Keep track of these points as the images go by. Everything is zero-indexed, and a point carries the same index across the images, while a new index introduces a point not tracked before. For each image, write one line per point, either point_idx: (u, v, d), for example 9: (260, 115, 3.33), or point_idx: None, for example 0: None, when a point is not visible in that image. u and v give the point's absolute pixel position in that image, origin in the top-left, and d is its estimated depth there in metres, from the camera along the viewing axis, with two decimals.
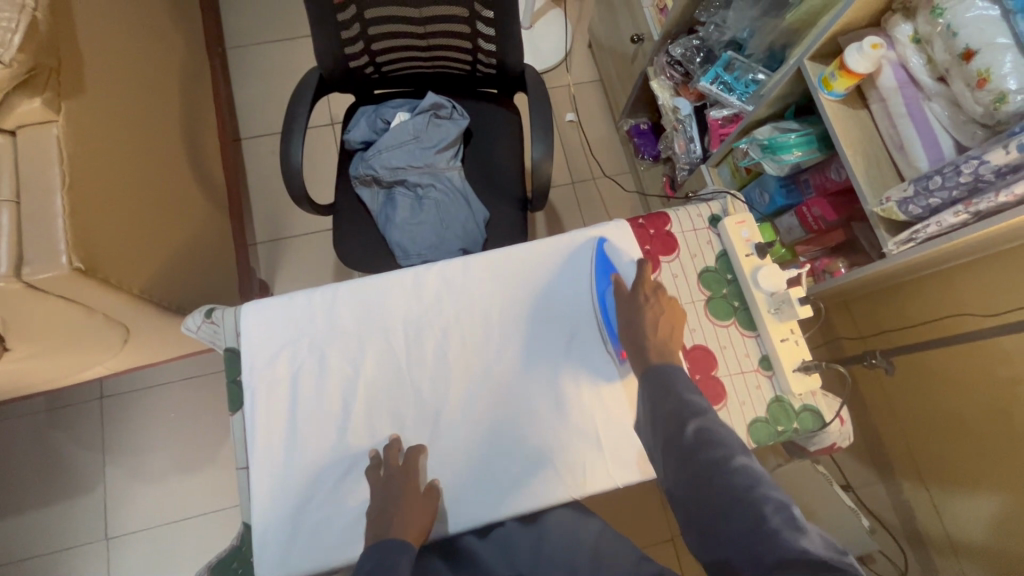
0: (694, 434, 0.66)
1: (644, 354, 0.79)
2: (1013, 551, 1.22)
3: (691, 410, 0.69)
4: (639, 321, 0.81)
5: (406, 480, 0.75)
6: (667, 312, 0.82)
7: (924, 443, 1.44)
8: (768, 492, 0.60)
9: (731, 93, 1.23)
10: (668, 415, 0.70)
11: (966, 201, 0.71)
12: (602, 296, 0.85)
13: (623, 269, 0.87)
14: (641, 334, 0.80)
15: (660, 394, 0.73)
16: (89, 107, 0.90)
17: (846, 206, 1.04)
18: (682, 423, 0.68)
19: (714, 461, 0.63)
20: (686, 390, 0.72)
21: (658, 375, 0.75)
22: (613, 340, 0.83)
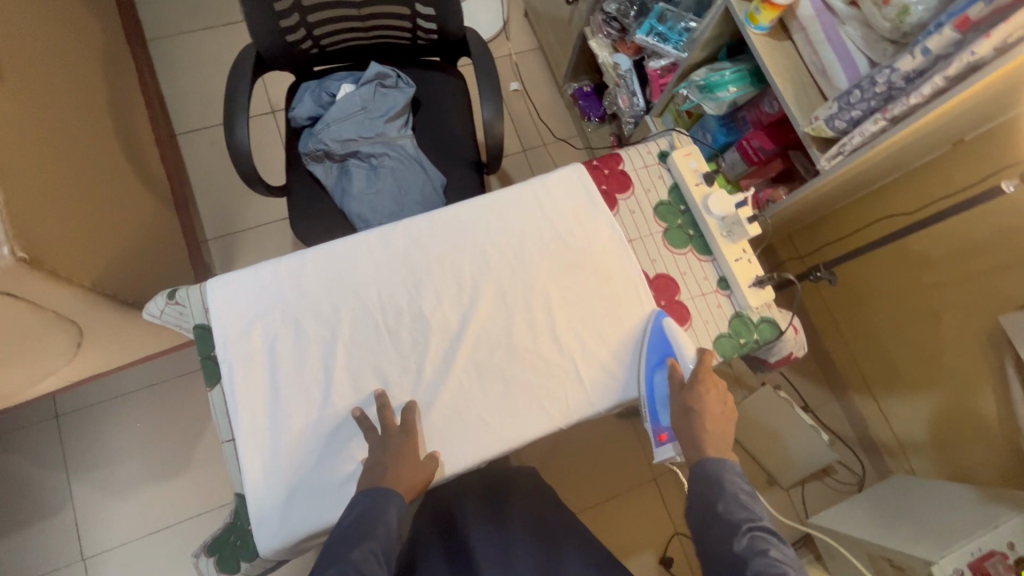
0: (744, 545, 0.69)
1: (698, 446, 0.78)
2: (953, 441, 1.37)
3: (742, 516, 0.72)
4: (697, 409, 0.79)
5: (403, 439, 0.76)
6: (724, 401, 0.80)
7: (869, 356, 1.56)
8: None
9: (666, 43, 1.29)
10: (718, 519, 0.72)
11: (883, 109, 0.79)
12: (652, 381, 0.83)
13: (682, 354, 0.83)
14: (694, 420, 0.78)
15: (712, 497, 0.74)
16: (9, 95, 0.84)
17: (782, 135, 1.10)
18: (733, 532, 0.70)
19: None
20: (741, 497, 0.74)
21: (712, 468, 0.76)
22: (654, 423, 0.83)
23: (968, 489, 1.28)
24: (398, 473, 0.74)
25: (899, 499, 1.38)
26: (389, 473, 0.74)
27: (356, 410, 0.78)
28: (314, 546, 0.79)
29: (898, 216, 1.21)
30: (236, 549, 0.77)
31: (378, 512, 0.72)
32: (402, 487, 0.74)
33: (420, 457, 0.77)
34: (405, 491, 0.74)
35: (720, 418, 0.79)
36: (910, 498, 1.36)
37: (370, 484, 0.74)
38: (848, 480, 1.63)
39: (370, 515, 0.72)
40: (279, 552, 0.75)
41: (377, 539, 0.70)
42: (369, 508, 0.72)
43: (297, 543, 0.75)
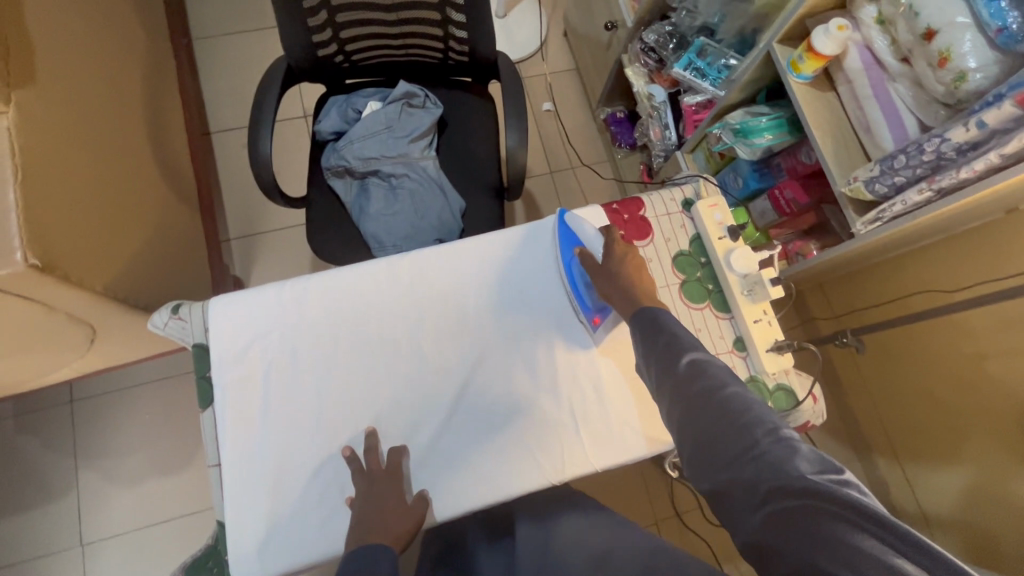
0: (687, 367, 0.64)
1: (630, 300, 0.75)
2: (984, 524, 1.26)
3: (681, 344, 0.66)
4: (619, 268, 0.78)
5: (388, 484, 0.74)
6: (642, 266, 0.79)
7: (898, 419, 1.47)
8: (761, 415, 0.58)
9: (704, 79, 1.24)
10: (660, 351, 0.67)
11: (929, 178, 0.73)
12: (568, 265, 0.83)
13: (589, 241, 0.83)
14: (622, 280, 0.77)
15: (654, 338, 0.69)
16: (42, 98, 0.86)
17: (817, 188, 1.06)
18: (676, 358, 0.65)
19: (709, 391, 0.61)
20: (680, 329, 0.69)
21: (648, 316, 0.71)
22: (585, 308, 0.82)
23: None
24: (385, 521, 0.71)
25: None
26: (371, 519, 0.71)
27: (346, 449, 0.76)
28: None
29: (943, 291, 1.13)
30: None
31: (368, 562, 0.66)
32: (390, 537, 0.70)
33: (409, 500, 0.74)
34: (394, 540, 0.70)
35: (642, 274, 0.79)
36: None
37: (358, 541, 0.69)
38: None
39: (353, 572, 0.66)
40: None
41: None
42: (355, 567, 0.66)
43: None
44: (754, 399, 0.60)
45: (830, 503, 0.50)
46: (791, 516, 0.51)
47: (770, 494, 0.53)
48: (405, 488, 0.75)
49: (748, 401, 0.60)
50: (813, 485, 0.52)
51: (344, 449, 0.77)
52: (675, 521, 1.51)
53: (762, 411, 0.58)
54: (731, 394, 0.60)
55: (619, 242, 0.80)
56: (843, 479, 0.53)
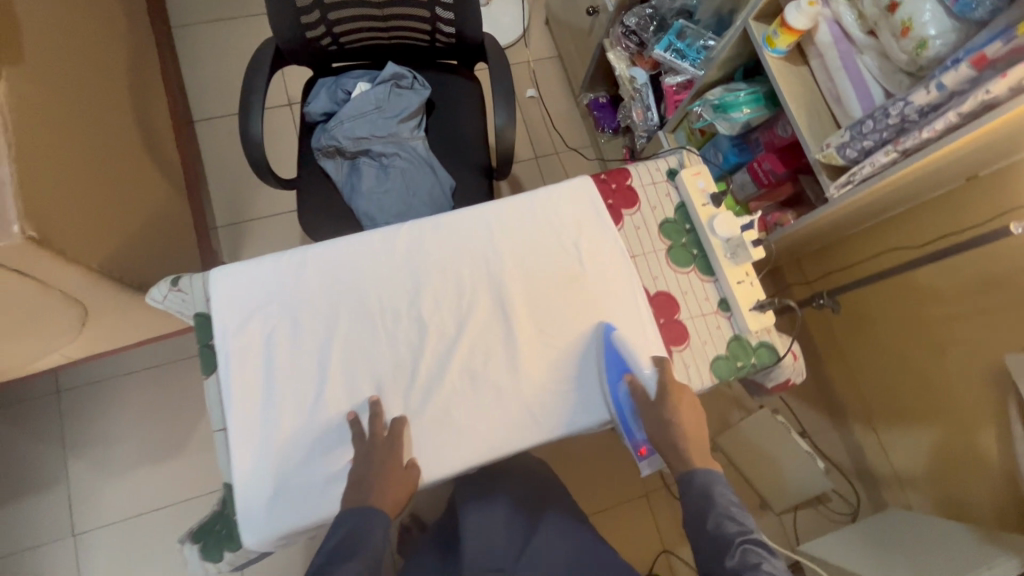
0: (737, 562, 0.72)
1: (684, 458, 0.79)
2: (950, 479, 1.36)
3: (734, 529, 0.75)
4: (673, 421, 0.79)
5: (391, 448, 0.76)
6: (694, 409, 0.80)
7: (870, 385, 1.55)
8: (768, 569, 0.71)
9: (684, 60, 1.29)
10: (711, 539, 0.75)
11: (895, 141, 0.78)
12: (616, 396, 0.83)
13: (638, 366, 0.82)
14: (677, 434, 0.78)
15: (698, 519, 0.77)
16: (32, 77, 0.86)
17: (793, 159, 1.09)
18: (726, 545, 0.74)
19: (720, 537, 0.75)
20: (727, 506, 0.77)
21: (700, 480, 0.78)
22: (631, 437, 0.83)
23: (968, 530, 1.25)
24: (384, 491, 0.74)
25: (895, 535, 1.36)
26: (372, 480, 0.74)
27: (350, 414, 0.78)
28: (299, 541, 0.79)
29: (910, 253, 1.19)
30: (221, 538, 0.76)
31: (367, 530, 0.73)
32: (389, 502, 0.74)
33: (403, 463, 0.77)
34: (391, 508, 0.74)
35: (696, 428, 0.80)
36: (910, 534, 1.34)
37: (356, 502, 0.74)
38: (842, 510, 1.61)
39: (359, 533, 0.73)
40: (265, 544, 0.75)
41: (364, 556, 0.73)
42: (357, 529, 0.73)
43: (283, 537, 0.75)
44: (762, 551, 0.73)
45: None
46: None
47: None
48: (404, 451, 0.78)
49: (754, 551, 0.72)
50: None
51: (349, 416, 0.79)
52: (663, 491, 1.57)
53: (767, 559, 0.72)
54: (737, 549, 0.73)
55: (672, 381, 0.81)
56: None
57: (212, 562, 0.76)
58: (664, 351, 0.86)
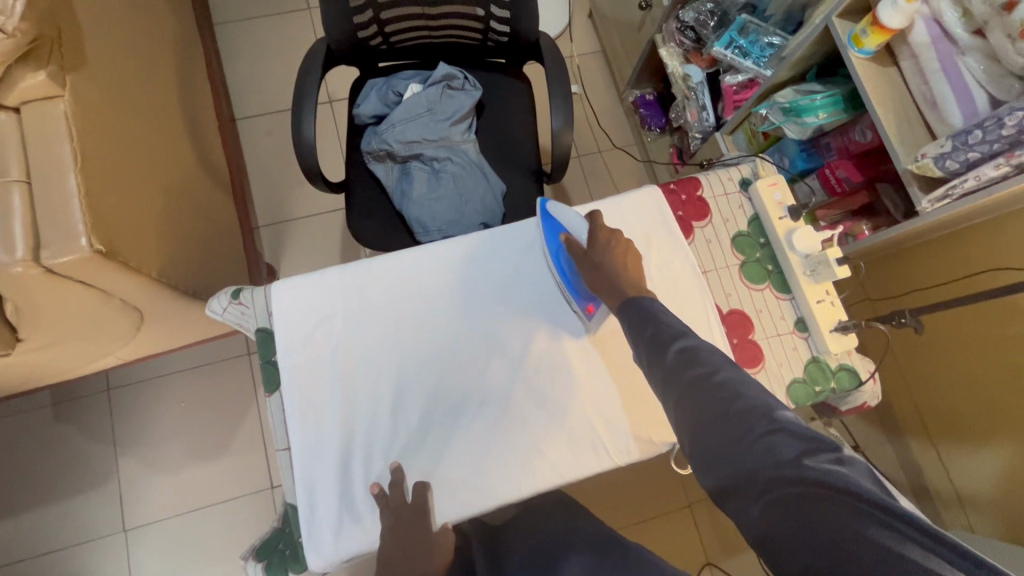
0: (676, 357, 0.64)
1: (617, 286, 0.76)
2: (1019, 505, 1.28)
3: (672, 333, 0.66)
4: (608, 262, 0.79)
5: (416, 516, 0.72)
6: (629, 250, 0.81)
7: (933, 402, 1.47)
8: (711, 359, 0.63)
9: (746, 58, 1.22)
10: (650, 343, 0.67)
11: (1007, 153, 0.72)
12: (556, 254, 0.83)
13: (573, 227, 0.84)
14: (610, 269, 0.78)
15: (643, 326, 0.69)
16: (93, 83, 0.85)
17: (871, 166, 1.04)
18: (664, 347, 0.65)
19: (662, 337, 0.66)
20: (667, 316, 0.69)
21: (635, 303, 0.73)
22: (577, 297, 0.81)
23: None
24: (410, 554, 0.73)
25: None
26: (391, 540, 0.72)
27: (373, 486, 0.73)
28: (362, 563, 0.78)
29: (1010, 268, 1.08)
30: (285, 557, 0.75)
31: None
32: None
33: (433, 530, 0.74)
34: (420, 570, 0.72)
35: (631, 264, 0.80)
36: (975, 558, 1.27)
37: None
38: None
39: None
40: (329, 566, 0.73)
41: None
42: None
43: (345, 561, 0.74)
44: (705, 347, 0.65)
45: (816, 482, 0.52)
46: (786, 501, 0.52)
47: (770, 485, 0.54)
48: (431, 520, 0.74)
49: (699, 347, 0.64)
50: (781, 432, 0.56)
51: (393, 464, 0.75)
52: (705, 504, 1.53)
53: (708, 347, 0.64)
54: (677, 344, 0.65)
55: (603, 228, 0.82)
56: (832, 451, 0.54)
57: None
58: None
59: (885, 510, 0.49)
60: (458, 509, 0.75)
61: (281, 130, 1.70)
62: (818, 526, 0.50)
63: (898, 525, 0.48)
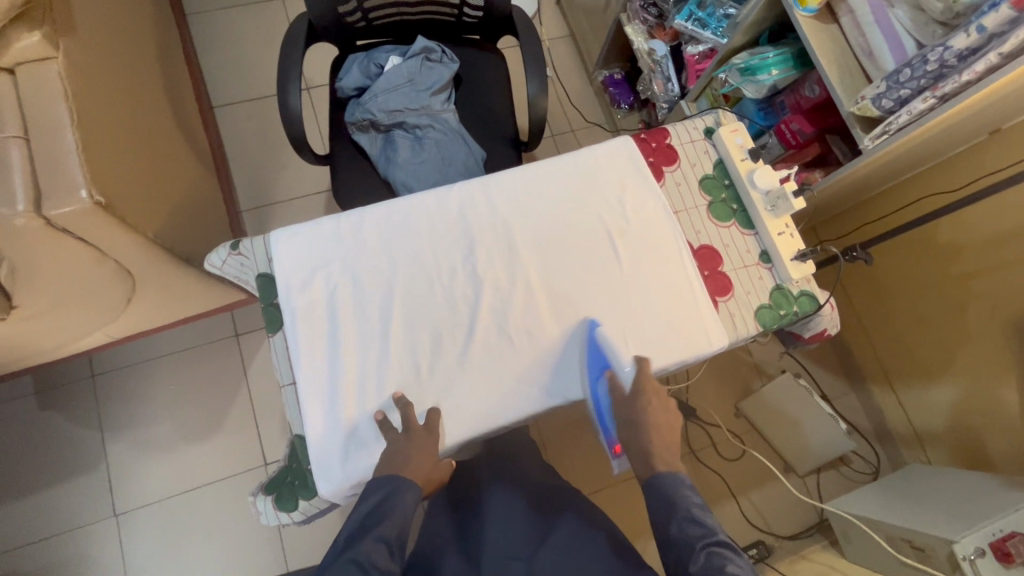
0: (701, 567, 0.68)
1: (649, 461, 0.78)
2: (971, 432, 1.40)
3: (697, 534, 0.71)
4: (644, 421, 0.78)
5: (421, 432, 0.77)
6: (666, 411, 0.80)
7: (889, 347, 1.58)
8: (734, 569, 0.67)
9: (705, 30, 1.31)
10: (675, 545, 0.72)
11: (933, 87, 0.81)
12: (596, 396, 0.83)
13: (618, 365, 0.83)
14: (645, 438, 0.78)
15: (669, 514, 0.74)
16: (83, 48, 0.88)
17: (821, 118, 1.13)
18: (689, 554, 0.70)
19: (685, 540, 0.71)
20: (694, 509, 0.74)
21: (666, 483, 0.76)
22: (607, 435, 0.85)
23: (991, 478, 1.29)
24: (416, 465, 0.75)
25: (919, 488, 1.40)
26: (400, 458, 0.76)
27: (377, 413, 0.78)
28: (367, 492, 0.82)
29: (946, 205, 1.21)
30: (295, 488, 0.79)
31: (395, 498, 0.74)
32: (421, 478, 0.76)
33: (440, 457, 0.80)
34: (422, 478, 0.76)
35: (666, 424, 0.79)
36: (932, 486, 1.38)
37: (387, 469, 0.75)
38: (863, 469, 1.65)
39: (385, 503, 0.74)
40: (338, 493, 0.77)
41: (391, 525, 0.74)
42: (388, 496, 0.74)
43: (352, 488, 0.78)
44: (730, 552, 0.70)
45: None
46: None
47: None
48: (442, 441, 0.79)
49: (723, 554, 0.69)
50: None
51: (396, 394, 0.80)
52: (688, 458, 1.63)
53: (734, 560, 0.69)
54: (700, 550, 0.70)
55: (650, 382, 0.80)
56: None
57: (286, 512, 0.79)
58: (710, 300, 0.89)
59: None
60: (460, 430, 0.80)
61: (259, 116, 1.72)
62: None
63: None
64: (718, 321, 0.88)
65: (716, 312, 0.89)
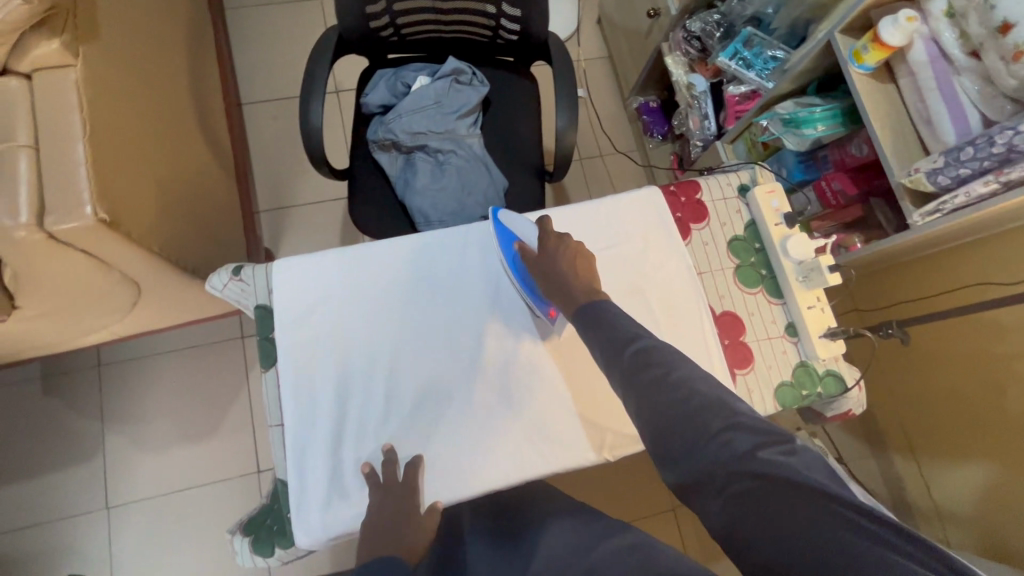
0: (633, 356, 0.62)
1: (571, 296, 0.74)
2: (997, 522, 1.30)
3: (628, 333, 0.64)
4: (555, 270, 0.77)
5: (406, 496, 0.73)
6: (580, 255, 0.79)
7: (915, 417, 1.51)
8: (666, 355, 0.61)
9: (750, 69, 1.24)
10: (606, 343, 0.65)
11: (996, 171, 0.74)
12: (513, 262, 0.82)
13: (526, 234, 0.83)
14: (565, 280, 0.76)
15: (597, 329, 0.67)
16: (105, 55, 0.86)
17: (865, 180, 1.08)
18: (622, 346, 0.63)
19: (618, 336, 0.64)
20: (623, 320, 0.67)
21: (590, 312, 0.70)
22: (538, 303, 0.81)
23: (1017, 574, 1.20)
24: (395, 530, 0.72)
25: None
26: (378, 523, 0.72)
27: (365, 465, 0.74)
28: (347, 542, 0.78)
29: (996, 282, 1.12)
30: (272, 532, 0.76)
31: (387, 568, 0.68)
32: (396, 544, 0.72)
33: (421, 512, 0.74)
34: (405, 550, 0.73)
35: (585, 269, 0.78)
36: None
37: (381, 548, 0.71)
38: None
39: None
40: (315, 545, 0.74)
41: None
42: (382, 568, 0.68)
43: (330, 541, 0.74)
44: (660, 342, 0.63)
45: (774, 475, 0.52)
46: (750, 498, 0.52)
47: (731, 478, 0.53)
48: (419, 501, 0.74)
49: (655, 344, 0.63)
50: (762, 461, 0.53)
51: (386, 446, 0.76)
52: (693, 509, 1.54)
53: (665, 347, 0.63)
54: (633, 339, 0.63)
55: (553, 234, 0.81)
56: (785, 442, 0.55)
57: (262, 556, 0.76)
58: (729, 373, 0.84)
59: (838, 496, 0.50)
60: (449, 489, 0.76)
61: (286, 117, 1.71)
62: (783, 511, 0.51)
63: (858, 515, 0.49)
64: (735, 398, 0.83)
65: (734, 386, 0.84)
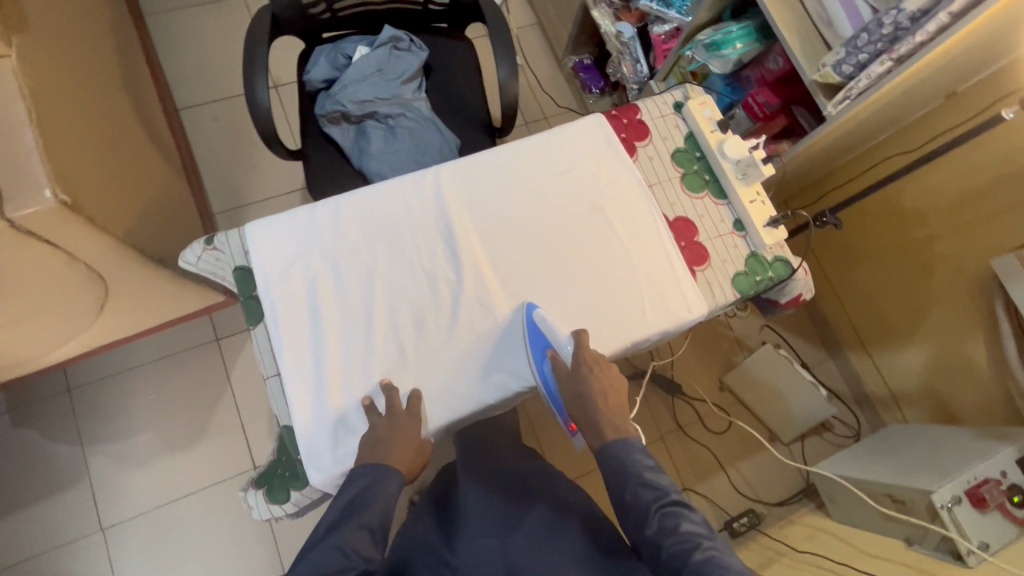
0: (655, 530, 0.73)
1: (599, 432, 0.78)
2: (943, 389, 1.45)
3: (650, 497, 0.74)
4: (589, 393, 0.77)
5: (409, 419, 0.76)
6: (614, 378, 0.79)
7: (860, 312, 1.63)
8: (685, 529, 0.71)
9: (670, 8, 1.33)
10: (628, 507, 0.75)
11: (889, 50, 0.84)
12: (542, 374, 0.81)
13: (558, 339, 0.81)
14: (591, 406, 0.78)
15: (620, 483, 0.76)
16: (37, 46, 0.85)
17: (784, 91, 1.17)
18: (644, 519, 0.74)
19: (639, 501, 0.75)
20: (645, 473, 0.76)
21: (616, 451, 0.77)
22: (560, 414, 0.83)
23: (966, 431, 1.34)
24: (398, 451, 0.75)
25: (899, 446, 1.44)
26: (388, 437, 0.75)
27: (365, 400, 0.78)
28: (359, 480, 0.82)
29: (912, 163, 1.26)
30: (285, 479, 0.79)
31: (376, 487, 0.74)
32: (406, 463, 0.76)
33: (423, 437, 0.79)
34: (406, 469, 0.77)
35: (615, 397, 0.79)
36: (912, 442, 1.42)
37: (372, 458, 0.75)
38: (845, 433, 1.69)
39: (370, 488, 0.74)
40: (328, 482, 0.77)
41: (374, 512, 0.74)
42: (371, 484, 0.74)
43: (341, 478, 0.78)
44: (685, 511, 0.73)
45: None
46: None
47: None
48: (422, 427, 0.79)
49: (679, 517, 0.73)
50: None
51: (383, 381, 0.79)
52: (677, 434, 1.67)
53: (688, 519, 0.72)
54: (656, 507, 0.73)
55: (589, 352, 0.79)
56: None
57: (277, 504, 0.78)
58: (688, 271, 0.91)
59: None
60: (449, 411, 0.80)
61: (227, 117, 1.69)
62: None
63: None
64: (697, 290, 0.90)
65: (695, 281, 0.91)
